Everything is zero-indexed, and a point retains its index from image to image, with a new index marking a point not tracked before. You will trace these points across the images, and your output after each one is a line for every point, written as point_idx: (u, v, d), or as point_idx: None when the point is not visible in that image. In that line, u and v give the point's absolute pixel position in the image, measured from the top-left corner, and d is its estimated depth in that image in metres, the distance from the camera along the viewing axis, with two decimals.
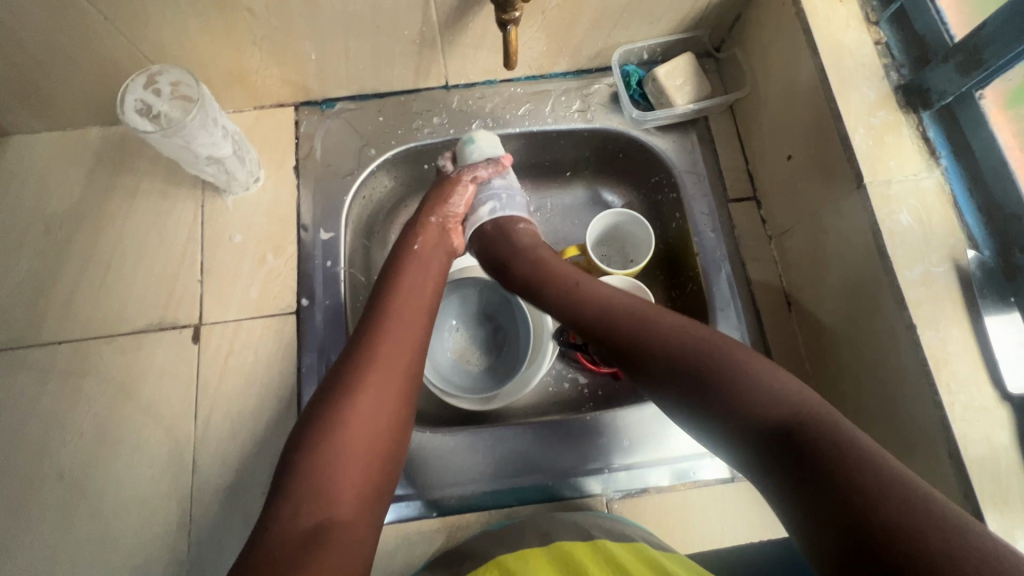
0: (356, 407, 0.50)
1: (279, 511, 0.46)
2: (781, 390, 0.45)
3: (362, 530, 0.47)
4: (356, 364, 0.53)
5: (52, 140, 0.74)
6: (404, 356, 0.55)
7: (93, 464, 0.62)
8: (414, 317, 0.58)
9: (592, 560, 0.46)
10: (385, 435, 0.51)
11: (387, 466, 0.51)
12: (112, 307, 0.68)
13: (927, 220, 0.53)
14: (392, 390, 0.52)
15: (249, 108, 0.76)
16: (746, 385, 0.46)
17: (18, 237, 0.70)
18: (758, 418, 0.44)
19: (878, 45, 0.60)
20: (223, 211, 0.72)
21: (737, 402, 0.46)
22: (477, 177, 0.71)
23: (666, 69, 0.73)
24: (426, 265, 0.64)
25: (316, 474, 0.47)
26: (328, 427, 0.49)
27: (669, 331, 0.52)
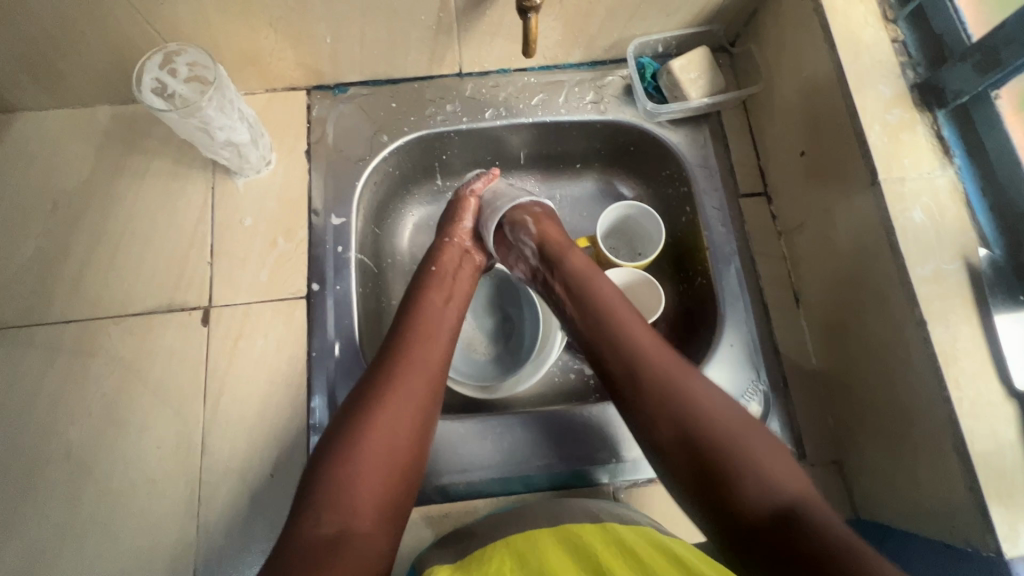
0: (381, 424, 0.51)
1: (302, 517, 0.47)
2: (781, 469, 0.48)
3: (382, 540, 0.47)
4: (380, 380, 0.54)
5: (60, 117, 0.74)
6: (426, 377, 0.55)
7: (101, 444, 0.62)
8: (439, 337, 0.59)
9: (602, 542, 0.46)
10: (406, 448, 0.52)
11: (406, 477, 0.51)
12: (121, 287, 0.68)
13: (940, 218, 0.54)
14: (414, 406, 0.53)
15: (260, 91, 0.76)
16: (755, 462, 0.48)
17: (26, 214, 0.69)
18: (757, 513, 0.46)
19: (895, 42, 0.60)
20: (233, 193, 0.72)
21: (745, 475, 0.47)
22: (475, 191, 0.74)
23: (681, 62, 0.73)
24: (446, 285, 0.65)
25: (339, 482, 0.48)
26: (351, 438, 0.50)
27: (698, 394, 0.51)
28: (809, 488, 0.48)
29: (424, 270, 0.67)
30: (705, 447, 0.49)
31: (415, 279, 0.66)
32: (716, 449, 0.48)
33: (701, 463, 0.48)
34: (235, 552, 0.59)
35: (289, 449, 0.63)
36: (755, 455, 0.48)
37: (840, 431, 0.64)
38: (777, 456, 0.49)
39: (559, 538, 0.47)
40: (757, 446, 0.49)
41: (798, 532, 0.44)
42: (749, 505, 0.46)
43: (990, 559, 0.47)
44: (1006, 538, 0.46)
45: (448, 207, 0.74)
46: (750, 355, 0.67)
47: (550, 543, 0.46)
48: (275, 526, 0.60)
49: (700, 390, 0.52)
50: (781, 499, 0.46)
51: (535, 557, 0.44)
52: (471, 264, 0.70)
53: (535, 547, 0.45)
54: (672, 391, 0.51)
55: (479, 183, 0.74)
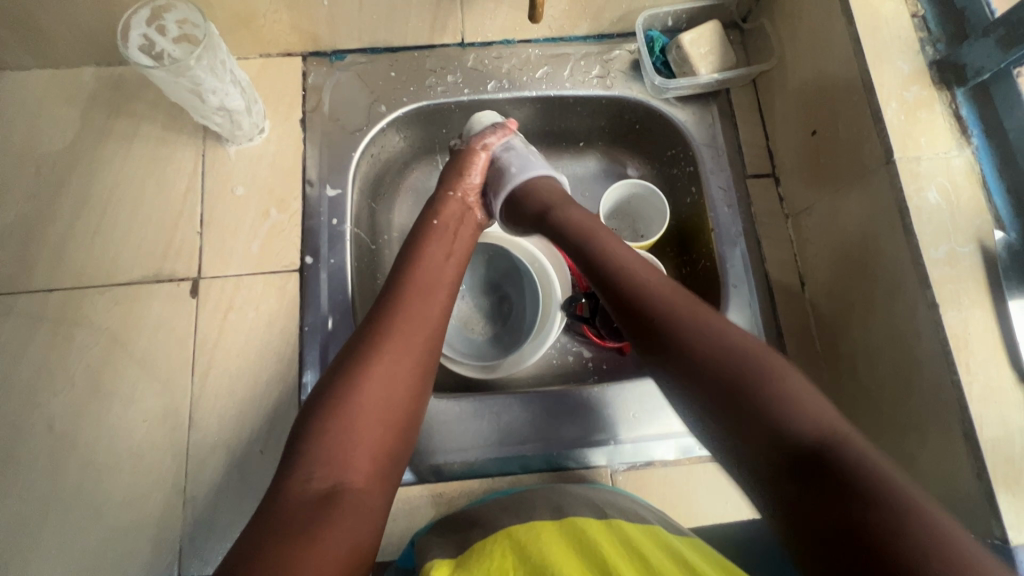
0: (374, 378, 0.49)
1: (292, 474, 0.45)
2: (816, 404, 0.42)
3: (374, 501, 0.46)
4: (374, 336, 0.52)
5: (44, 78, 0.70)
6: (423, 332, 0.54)
7: (85, 416, 0.60)
8: (437, 292, 0.57)
9: (610, 542, 0.45)
10: (400, 407, 0.50)
11: (400, 438, 0.50)
12: (106, 256, 0.65)
13: (956, 199, 0.52)
14: (410, 363, 0.51)
15: (254, 56, 0.73)
16: (781, 390, 0.43)
17: (8, 178, 0.67)
18: (777, 441, 0.41)
19: (915, 17, 0.57)
20: (225, 161, 0.69)
21: (767, 408, 0.43)
22: (488, 144, 0.69)
23: (691, 37, 0.71)
24: (449, 241, 0.63)
25: (329, 439, 0.46)
26: (343, 394, 0.48)
27: (713, 328, 0.48)
28: (843, 421, 0.41)
29: (425, 223, 0.64)
30: (724, 391, 0.45)
31: (416, 233, 0.63)
32: (740, 374, 0.45)
33: (721, 391, 0.45)
34: (223, 528, 0.58)
35: (280, 425, 0.61)
36: (782, 390, 0.43)
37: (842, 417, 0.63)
38: (811, 390, 0.43)
39: (563, 535, 0.45)
40: (783, 376, 0.44)
41: (827, 465, 0.38)
42: (768, 438, 0.42)
43: (994, 546, 0.46)
44: (1012, 525, 0.45)
45: (456, 158, 0.71)
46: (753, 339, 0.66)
47: (554, 541, 0.44)
48: None
49: (712, 324, 0.48)
50: (809, 434, 0.41)
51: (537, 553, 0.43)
52: (473, 221, 0.67)
53: (535, 540, 0.44)
54: (685, 326, 0.48)
55: (495, 138, 0.70)
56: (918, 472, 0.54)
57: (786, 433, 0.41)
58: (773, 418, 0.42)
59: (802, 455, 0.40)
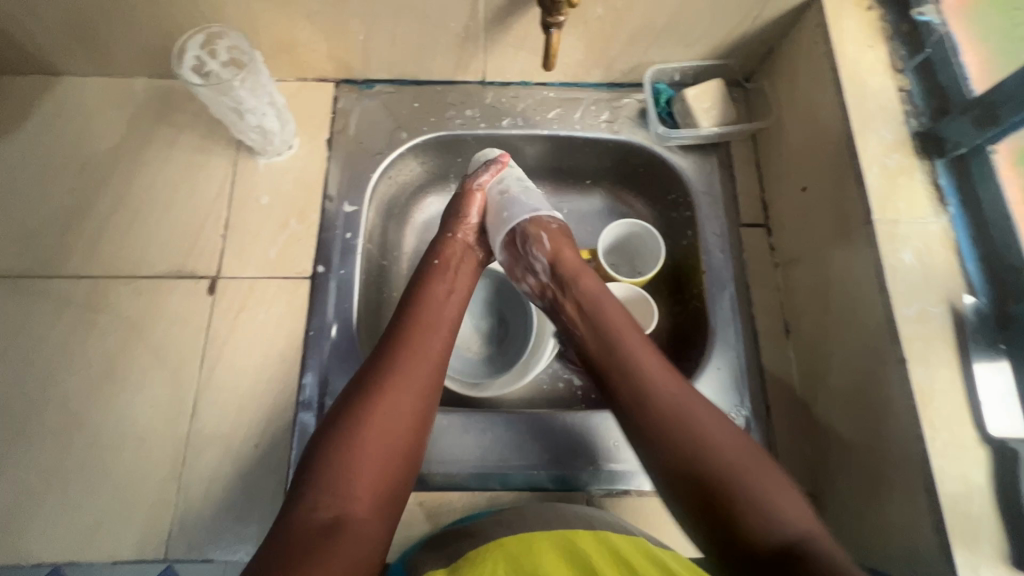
0: (380, 414, 0.53)
1: (298, 501, 0.48)
2: (790, 505, 0.48)
3: (375, 529, 0.49)
4: (381, 370, 0.55)
5: (101, 84, 0.77)
6: (426, 368, 0.57)
7: (97, 396, 0.64)
8: (440, 328, 0.61)
9: (596, 547, 0.47)
10: (402, 441, 0.53)
11: (401, 471, 0.53)
12: (135, 249, 0.70)
13: (929, 262, 0.55)
14: (414, 400, 0.55)
15: (291, 79, 0.79)
16: (762, 488, 0.48)
17: (56, 172, 0.73)
18: (760, 532, 0.47)
19: (901, 91, 0.62)
20: (254, 171, 0.75)
21: (749, 503, 0.48)
22: (482, 184, 0.74)
23: (695, 91, 0.76)
24: (451, 277, 0.67)
25: (336, 469, 0.49)
26: (349, 428, 0.52)
27: (696, 416, 0.53)
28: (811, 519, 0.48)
29: (427, 263, 0.68)
30: (701, 472, 0.50)
31: (419, 272, 0.67)
32: (726, 468, 0.49)
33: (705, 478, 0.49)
34: (211, 517, 0.61)
35: (276, 422, 0.65)
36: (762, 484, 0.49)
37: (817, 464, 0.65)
38: (784, 488, 0.49)
39: (553, 543, 0.47)
40: (761, 472, 0.49)
41: (795, 565, 0.45)
42: (743, 534, 0.47)
43: None
44: None
45: (453, 199, 0.75)
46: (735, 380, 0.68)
47: (546, 552, 0.46)
48: (252, 495, 0.62)
49: (702, 419, 0.52)
50: (783, 534, 0.46)
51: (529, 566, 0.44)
52: (473, 259, 0.72)
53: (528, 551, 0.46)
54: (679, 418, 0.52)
55: (487, 174, 0.74)
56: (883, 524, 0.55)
57: (772, 530, 0.47)
58: (756, 514, 0.47)
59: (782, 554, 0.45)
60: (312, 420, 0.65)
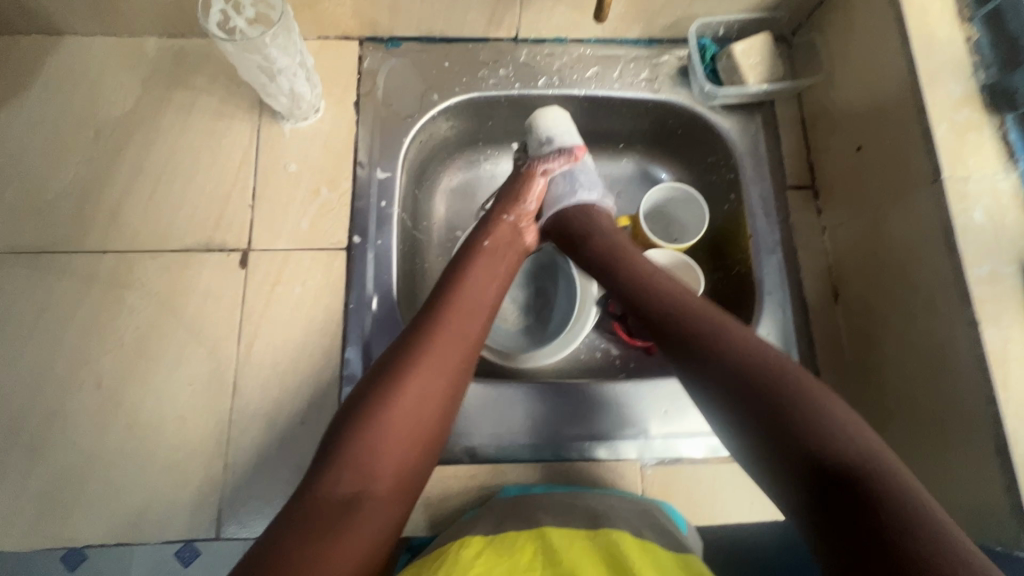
0: (409, 396, 0.51)
1: (323, 472, 0.48)
2: (858, 434, 0.44)
3: (392, 512, 0.48)
4: (412, 349, 0.53)
5: (107, 45, 0.72)
6: (457, 353, 0.55)
7: (132, 375, 0.62)
8: (475, 314, 0.58)
9: (646, 565, 0.45)
10: (428, 426, 0.52)
11: (425, 457, 0.51)
12: (160, 222, 0.67)
13: (1001, 221, 0.53)
14: (442, 383, 0.53)
15: (311, 37, 0.74)
16: (826, 413, 0.45)
17: (68, 140, 0.68)
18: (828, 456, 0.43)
19: (969, 42, 0.59)
20: (279, 137, 0.71)
21: (806, 427, 0.45)
22: (548, 170, 0.71)
23: (743, 47, 0.72)
24: (492, 264, 0.64)
25: (360, 445, 0.48)
26: (376, 404, 0.50)
27: (747, 344, 0.50)
28: (883, 447, 0.44)
29: (473, 245, 0.65)
30: (755, 397, 0.47)
31: (461, 254, 0.64)
32: (780, 391, 0.47)
33: (755, 397, 0.47)
34: (263, 496, 0.59)
35: (321, 398, 0.63)
36: (832, 416, 0.45)
37: (868, 427, 0.64)
38: (853, 419, 0.45)
39: (596, 552, 0.47)
40: (823, 402, 0.46)
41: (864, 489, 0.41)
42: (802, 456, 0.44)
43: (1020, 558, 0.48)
44: None
45: (511, 183, 0.73)
46: (784, 345, 0.68)
47: (587, 558, 0.46)
48: (302, 472, 0.60)
49: (751, 344, 0.50)
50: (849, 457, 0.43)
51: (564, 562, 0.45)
52: (520, 247, 0.69)
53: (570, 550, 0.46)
54: (722, 340, 0.51)
55: (557, 163, 0.71)
56: (946, 485, 0.55)
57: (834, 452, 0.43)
58: (821, 435, 0.44)
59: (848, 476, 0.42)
60: None
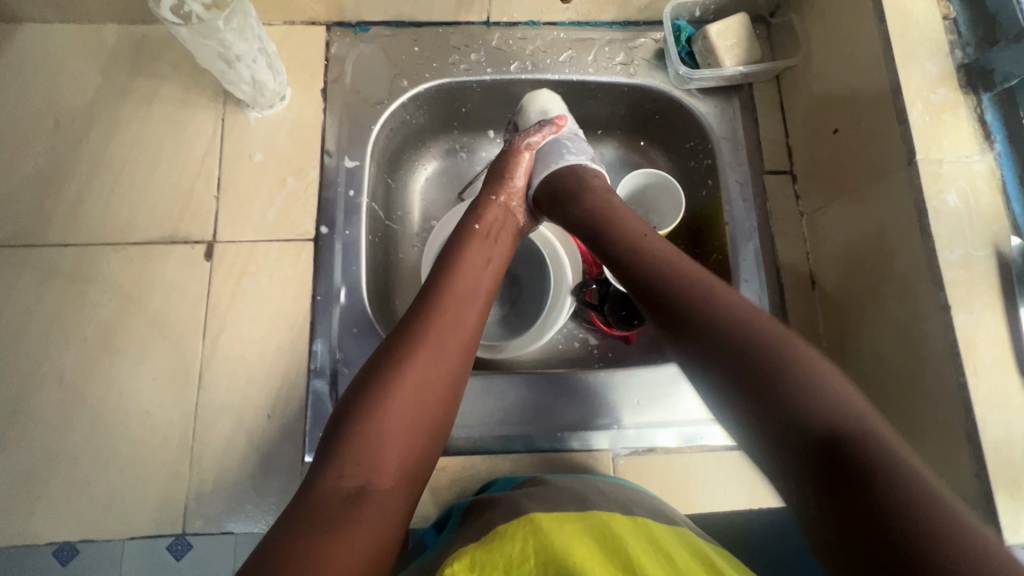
0: (409, 380, 0.48)
1: (324, 468, 0.45)
2: (855, 403, 0.39)
3: (401, 502, 0.46)
4: (410, 333, 0.51)
5: (66, 33, 0.70)
6: (459, 337, 0.52)
7: (95, 370, 0.61)
8: (474, 296, 0.56)
9: (636, 538, 0.42)
10: (432, 411, 0.49)
11: (430, 444, 0.49)
12: (122, 214, 0.65)
13: (974, 203, 0.52)
14: (446, 366, 0.51)
15: (278, 23, 0.73)
16: (812, 376, 0.41)
17: (27, 130, 0.67)
18: (809, 423, 0.39)
19: (946, 19, 0.57)
20: (245, 126, 0.69)
21: (795, 393, 0.40)
22: (532, 145, 0.68)
23: (719, 28, 0.71)
24: (489, 244, 0.61)
25: (362, 436, 0.46)
26: (377, 395, 0.47)
27: (727, 302, 0.47)
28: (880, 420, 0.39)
29: (466, 227, 0.62)
30: (736, 361, 0.43)
31: (456, 235, 0.62)
32: (760, 350, 0.43)
33: (737, 365, 0.43)
34: (228, 491, 0.59)
35: (289, 391, 0.62)
36: (813, 376, 0.41)
37: None
38: (845, 387, 0.40)
39: (588, 530, 0.43)
40: (813, 364, 0.42)
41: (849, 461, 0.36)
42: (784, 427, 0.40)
43: None
44: (1007, 525, 0.46)
45: (499, 160, 0.70)
46: None
47: (577, 533, 0.42)
48: (270, 466, 0.60)
49: (737, 307, 0.46)
50: (833, 423, 0.38)
51: (559, 548, 0.40)
52: (512, 224, 0.65)
53: (559, 529, 0.42)
54: (702, 295, 0.48)
55: (540, 135, 0.68)
56: None
57: (818, 421, 0.39)
58: (806, 400, 0.40)
59: (830, 446, 0.37)
60: (326, 386, 0.62)
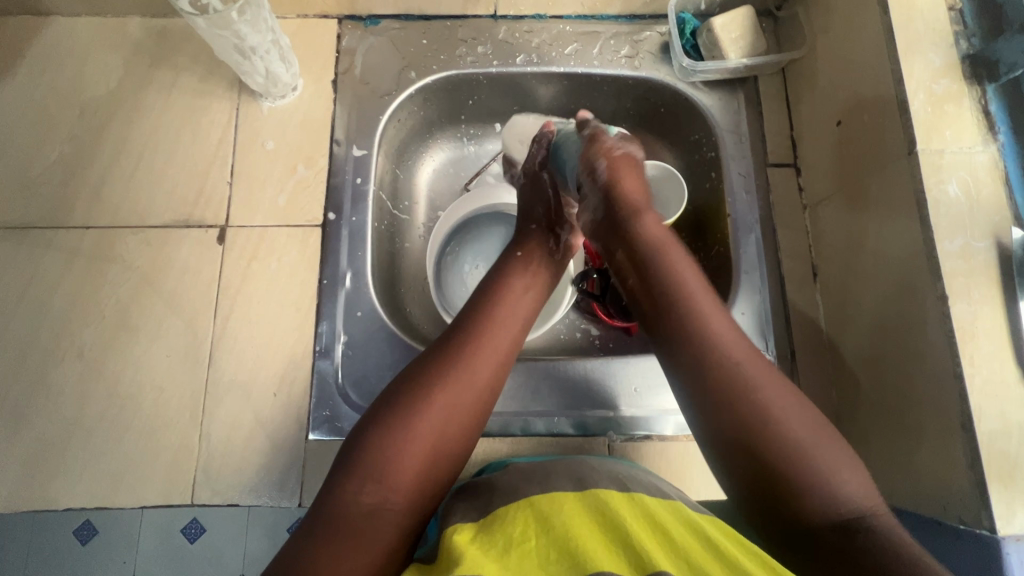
0: (437, 406, 0.47)
1: (345, 481, 0.45)
2: (859, 490, 0.41)
3: (412, 521, 0.45)
4: (447, 359, 0.50)
5: (92, 25, 0.73)
6: (494, 363, 0.51)
7: (112, 347, 0.64)
8: (515, 320, 0.54)
9: (635, 518, 0.42)
10: (456, 435, 0.48)
11: (452, 467, 0.48)
12: (141, 198, 0.68)
13: (976, 193, 0.52)
14: (477, 392, 0.49)
15: (292, 16, 0.75)
16: (823, 464, 0.42)
17: (53, 118, 0.70)
18: (822, 505, 0.40)
19: (952, 10, 0.57)
20: (258, 115, 0.72)
21: (810, 476, 0.41)
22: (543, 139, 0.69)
23: (723, 20, 0.71)
24: (529, 261, 0.60)
25: (385, 455, 0.45)
26: (404, 417, 0.47)
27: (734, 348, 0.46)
28: (879, 506, 0.41)
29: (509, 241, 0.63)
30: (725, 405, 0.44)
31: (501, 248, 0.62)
32: (743, 401, 0.44)
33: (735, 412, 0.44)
34: (236, 464, 0.61)
35: (295, 371, 0.64)
36: (830, 466, 0.42)
37: (842, 408, 0.63)
38: (859, 479, 0.42)
39: (589, 511, 0.43)
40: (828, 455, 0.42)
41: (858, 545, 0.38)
42: (794, 506, 0.41)
43: (980, 536, 0.47)
44: (1001, 516, 0.46)
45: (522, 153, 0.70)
46: (759, 325, 0.67)
47: (578, 515, 0.43)
48: (275, 442, 0.62)
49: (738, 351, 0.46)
50: (843, 513, 0.40)
51: (560, 527, 0.41)
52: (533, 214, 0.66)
53: (560, 512, 0.43)
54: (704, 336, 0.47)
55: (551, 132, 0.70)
56: (914, 465, 0.54)
57: (831, 508, 0.40)
58: (820, 488, 0.41)
59: (838, 531, 0.39)
60: (331, 367, 0.64)
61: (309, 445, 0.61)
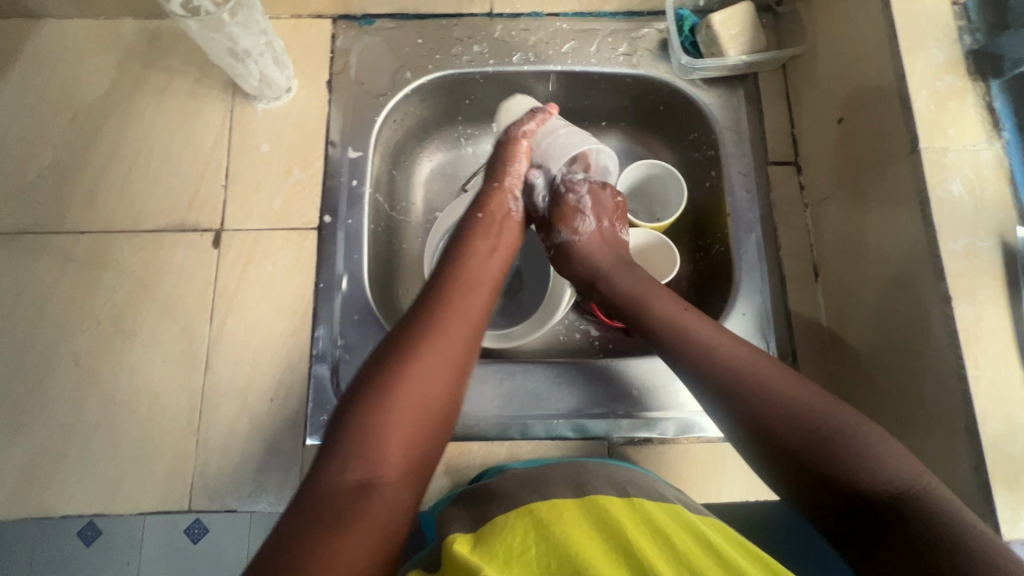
0: (413, 374, 0.47)
1: (326, 463, 0.43)
2: (892, 456, 0.42)
3: (405, 496, 0.43)
4: (416, 328, 0.50)
5: (85, 28, 0.73)
6: (465, 330, 0.51)
7: (108, 353, 0.63)
8: (481, 289, 0.55)
9: (634, 523, 0.42)
10: (438, 401, 0.47)
11: (437, 432, 0.47)
12: (135, 203, 0.68)
13: (980, 192, 0.51)
14: (451, 358, 0.49)
15: (286, 17, 0.74)
16: (853, 438, 0.43)
17: (46, 122, 0.69)
18: (856, 480, 0.41)
19: (955, 5, 0.56)
20: (252, 117, 0.71)
21: (844, 455, 0.42)
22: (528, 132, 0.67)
23: (722, 16, 0.70)
24: (494, 233, 0.61)
25: (365, 430, 0.44)
26: (382, 389, 0.46)
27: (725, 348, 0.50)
28: (925, 471, 0.41)
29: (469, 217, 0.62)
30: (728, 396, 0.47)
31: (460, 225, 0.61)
32: (740, 388, 0.47)
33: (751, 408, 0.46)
34: (233, 470, 0.61)
35: (292, 375, 0.63)
36: (858, 437, 0.43)
37: None
38: (888, 445, 0.42)
39: (588, 517, 0.42)
40: (849, 421, 0.44)
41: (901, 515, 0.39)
42: (841, 485, 0.42)
43: None
44: (1006, 520, 0.45)
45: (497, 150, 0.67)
46: (760, 325, 0.66)
47: (576, 522, 0.42)
48: (272, 447, 0.61)
49: (728, 348, 0.50)
50: (887, 483, 0.41)
51: (560, 536, 0.40)
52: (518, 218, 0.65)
53: (558, 519, 0.42)
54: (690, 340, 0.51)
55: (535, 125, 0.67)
56: None
57: (869, 483, 0.41)
58: (858, 464, 0.42)
59: (885, 503, 0.40)
60: (327, 372, 0.63)
61: (307, 451, 0.61)
